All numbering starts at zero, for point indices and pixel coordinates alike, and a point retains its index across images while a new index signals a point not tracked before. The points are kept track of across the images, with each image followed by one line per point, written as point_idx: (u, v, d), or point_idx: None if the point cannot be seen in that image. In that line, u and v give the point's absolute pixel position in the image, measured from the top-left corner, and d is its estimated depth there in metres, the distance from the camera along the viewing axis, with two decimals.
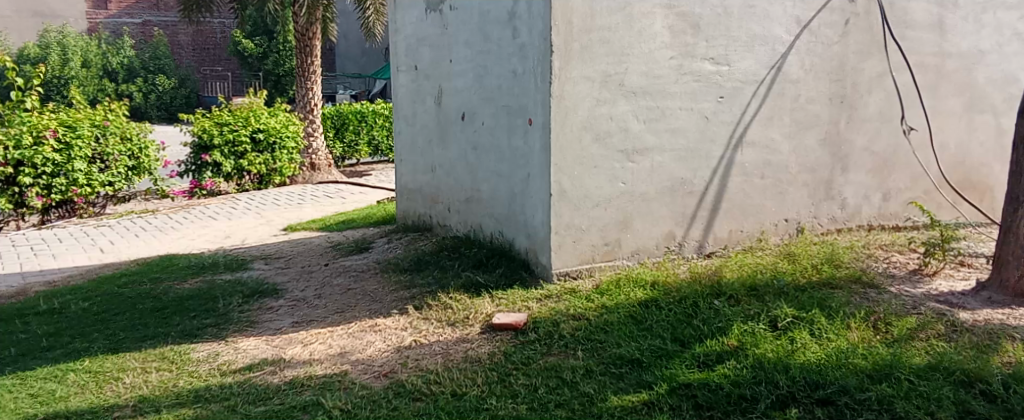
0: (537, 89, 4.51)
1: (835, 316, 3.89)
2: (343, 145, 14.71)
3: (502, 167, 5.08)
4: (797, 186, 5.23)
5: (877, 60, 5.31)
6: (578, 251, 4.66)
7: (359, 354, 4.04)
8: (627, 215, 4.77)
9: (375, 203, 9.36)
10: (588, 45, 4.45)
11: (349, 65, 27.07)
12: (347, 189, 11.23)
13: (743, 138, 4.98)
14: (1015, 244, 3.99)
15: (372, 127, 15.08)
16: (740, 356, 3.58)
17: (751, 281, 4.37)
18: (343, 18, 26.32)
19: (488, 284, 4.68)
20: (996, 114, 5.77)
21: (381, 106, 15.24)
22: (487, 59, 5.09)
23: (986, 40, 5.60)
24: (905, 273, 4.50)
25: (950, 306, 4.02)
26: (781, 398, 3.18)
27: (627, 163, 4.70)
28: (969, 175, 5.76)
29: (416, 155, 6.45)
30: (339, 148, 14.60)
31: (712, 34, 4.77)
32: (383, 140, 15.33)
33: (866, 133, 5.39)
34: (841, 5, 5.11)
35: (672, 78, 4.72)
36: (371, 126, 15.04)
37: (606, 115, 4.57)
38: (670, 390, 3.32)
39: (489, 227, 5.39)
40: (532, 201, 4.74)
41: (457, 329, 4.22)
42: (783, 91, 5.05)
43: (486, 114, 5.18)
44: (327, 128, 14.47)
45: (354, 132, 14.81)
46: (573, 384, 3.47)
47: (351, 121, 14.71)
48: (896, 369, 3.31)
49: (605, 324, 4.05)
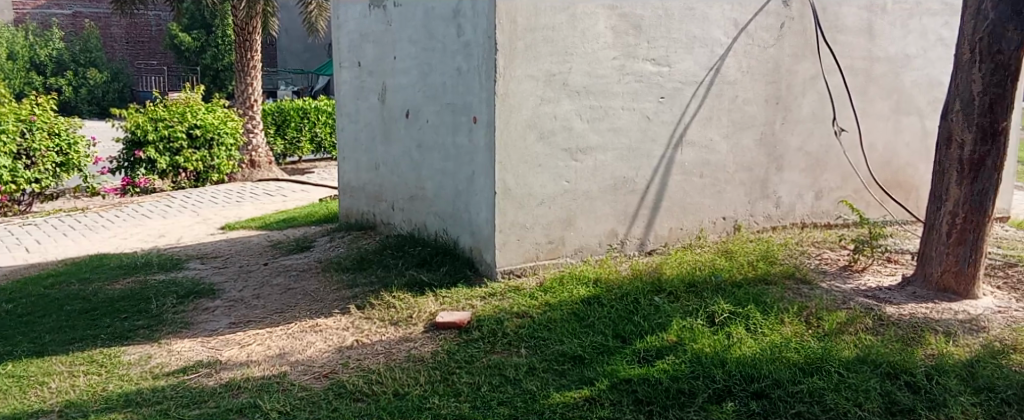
0: (482, 87, 4.50)
1: (770, 312, 4.00)
2: (284, 142, 14.42)
3: (446, 165, 5.06)
4: (734, 185, 5.36)
5: (810, 63, 5.49)
6: (523, 249, 4.68)
7: (298, 355, 3.95)
8: (571, 213, 4.81)
9: (317, 201, 9.21)
10: (532, 43, 4.46)
11: (287, 60, 26.23)
12: (289, 187, 11.02)
13: (683, 138, 5.08)
14: (937, 241, 4.17)
15: (315, 124, 14.84)
16: (679, 351, 3.64)
17: (690, 278, 4.46)
18: (283, 14, 25.35)
19: (431, 282, 4.65)
20: (922, 116, 6.01)
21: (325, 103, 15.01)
22: (432, 57, 5.06)
23: (912, 45, 5.84)
24: (836, 269, 4.66)
25: (878, 300, 4.17)
26: (718, 392, 3.26)
27: (571, 162, 4.73)
28: (896, 175, 6.00)
29: (360, 152, 6.36)
30: (280, 145, 14.31)
31: (653, 36, 4.85)
32: (326, 137, 15.08)
33: (799, 134, 5.56)
34: (776, 9, 5.26)
35: (614, 78, 4.78)
36: (314, 122, 14.81)
37: (550, 114, 4.59)
38: (611, 386, 3.35)
39: (433, 226, 5.36)
40: (477, 199, 4.73)
41: (401, 327, 4.18)
42: (721, 92, 5.17)
43: (431, 112, 5.15)
44: (269, 126, 14.19)
45: (296, 129, 14.54)
46: (516, 382, 3.47)
47: (293, 118, 14.46)
48: (826, 363, 3.43)
49: (549, 321, 4.07)
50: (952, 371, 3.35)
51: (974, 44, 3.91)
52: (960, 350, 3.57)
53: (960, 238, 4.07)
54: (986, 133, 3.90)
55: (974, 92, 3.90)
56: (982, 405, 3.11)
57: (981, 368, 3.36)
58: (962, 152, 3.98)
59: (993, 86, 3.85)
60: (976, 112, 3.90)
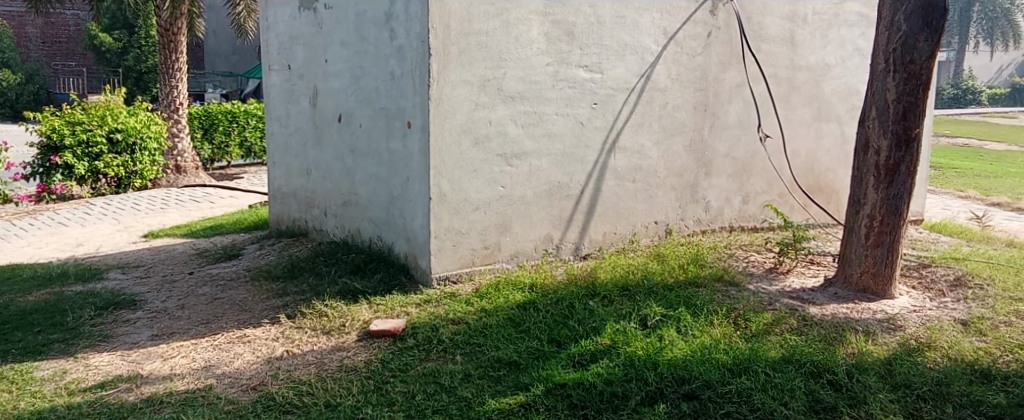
0: (416, 92, 4.45)
1: (699, 314, 4.08)
2: (212, 146, 13.99)
3: (380, 170, 4.99)
4: (665, 189, 5.46)
5: (736, 71, 5.65)
6: (458, 255, 4.65)
7: (225, 367, 3.82)
8: (506, 218, 4.80)
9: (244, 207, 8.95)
10: (465, 49, 4.44)
11: (216, 63, 25.46)
12: (215, 193, 10.68)
13: (616, 143, 5.16)
14: (857, 243, 4.34)
15: (244, 128, 14.45)
16: (613, 355, 3.67)
17: (624, 281, 4.52)
18: (212, 14, 24.62)
19: (365, 290, 4.57)
20: (841, 122, 6.25)
21: (253, 106, 14.61)
22: (364, 60, 4.98)
23: (831, 54, 6.07)
24: (762, 272, 4.79)
25: (802, 301, 4.31)
26: (651, 394, 3.29)
27: (506, 167, 4.73)
28: (819, 180, 6.23)
29: (290, 157, 6.22)
30: (208, 149, 13.87)
31: (585, 43, 4.91)
32: (255, 141, 14.71)
33: (727, 140, 5.71)
34: (703, 18, 5.41)
35: (548, 84, 4.81)
36: (243, 127, 14.43)
37: (484, 119, 4.58)
38: (546, 391, 3.35)
39: (367, 232, 5.28)
40: (411, 205, 4.68)
41: (333, 337, 4.08)
42: (652, 99, 5.27)
43: (364, 116, 5.07)
44: (196, 130, 13.73)
45: (225, 133, 14.12)
46: (451, 389, 3.43)
47: (221, 121, 14.01)
48: (753, 363, 3.51)
49: (484, 327, 4.05)
50: (871, 368, 3.48)
51: (888, 55, 4.08)
52: (879, 348, 3.71)
53: (877, 240, 4.25)
54: (901, 140, 4.08)
55: (889, 100, 4.07)
56: (899, 401, 3.23)
57: (898, 365, 3.50)
58: (879, 157, 4.15)
59: (906, 94, 4.03)
60: (891, 119, 4.07)
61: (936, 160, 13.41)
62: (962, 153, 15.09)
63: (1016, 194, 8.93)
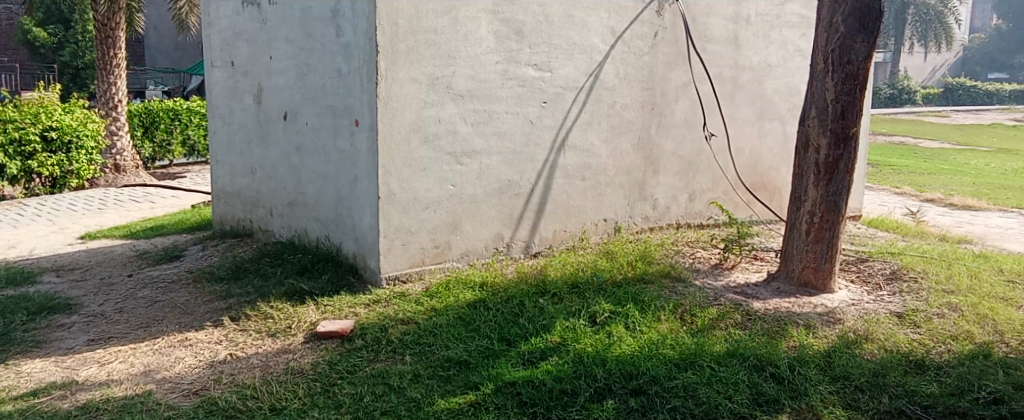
0: (363, 89, 4.39)
1: (647, 310, 4.13)
2: (152, 144, 13.62)
3: (327, 169, 4.91)
4: (613, 187, 5.51)
5: (683, 70, 5.74)
6: (408, 254, 4.61)
7: (165, 372, 3.71)
8: (456, 217, 4.78)
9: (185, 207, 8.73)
10: (413, 46, 4.40)
11: (158, 59, 24.76)
12: (156, 193, 10.37)
13: (565, 142, 5.18)
14: (798, 239, 4.45)
15: (186, 126, 14.13)
16: (562, 352, 3.69)
17: (573, 279, 4.55)
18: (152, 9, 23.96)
19: (312, 291, 4.49)
20: (783, 121, 6.40)
21: (196, 103, 14.26)
22: (310, 57, 4.90)
23: (774, 55, 6.21)
24: (708, 268, 4.88)
25: (746, 296, 4.40)
26: (599, 390, 3.32)
27: (455, 166, 4.71)
28: (764, 178, 6.38)
29: (234, 156, 6.09)
30: (149, 148, 13.49)
31: (535, 41, 4.92)
32: (198, 139, 14.39)
33: (674, 139, 5.79)
34: (650, 18, 5.48)
35: (498, 82, 4.80)
36: (185, 125, 14.12)
37: (433, 117, 4.55)
38: (496, 390, 3.34)
39: (314, 232, 5.19)
40: (359, 204, 4.61)
41: (279, 339, 4.01)
42: (601, 98, 5.32)
43: (310, 114, 4.99)
44: (135, 128, 13.23)
45: (166, 131, 13.74)
46: (400, 390, 3.39)
47: (163, 119, 13.65)
48: (699, 358, 3.57)
49: (434, 327, 4.02)
50: (811, 361, 3.57)
51: (827, 55, 4.19)
52: (819, 341, 3.81)
53: (818, 236, 4.37)
54: (839, 138, 4.19)
55: (828, 99, 4.18)
56: (838, 393, 3.32)
57: (837, 357, 3.60)
58: (818, 155, 4.26)
59: (843, 94, 4.14)
60: (830, 117, 4.18)
61: (874, 158, 13.89)
62: (897, 152, 15.60)
63: (948, 190, 9.32)
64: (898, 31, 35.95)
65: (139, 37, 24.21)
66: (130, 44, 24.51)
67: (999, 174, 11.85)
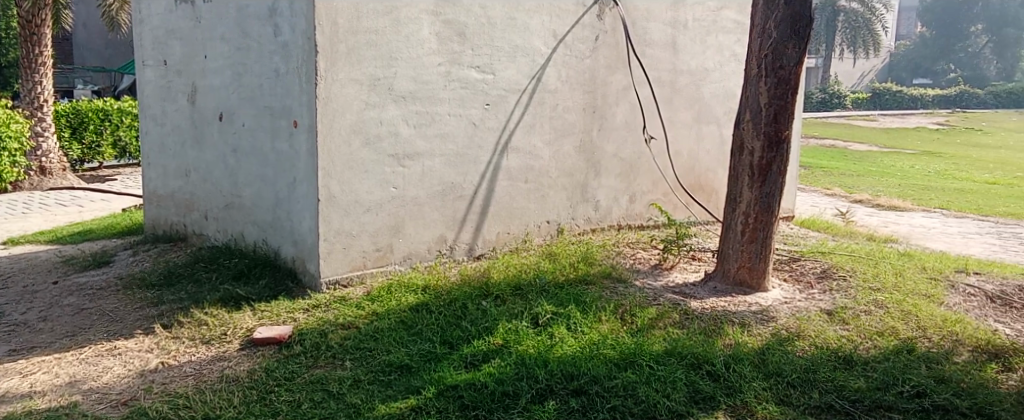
0: (302, 90, 4.31)
1: (588, 311, 4.17)
2: (81, 146, 13.14)
3: (264, 172, 4.81)
4: (555, 189, 5.55)
5: (623, 74, 5.83)
6: (349, 257, 4.55)
7: (92, 382, 3.56)
8: (398, 220, 4.74)
9: (115, 212, 8.43)
10: (354, 47, 4.34)
11: (87, 57, 23.88)
12: (85, 197, 9.98)
13: (508, 144, 5.21)
14: (734, 239, 4.56)
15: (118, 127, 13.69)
16: (504, 354, 3.69)
17: (516, 281, 4.57)
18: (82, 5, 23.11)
19: (249, 296, 4.39)
20: (720, 125, 6.55)
21: (128, 103, 13.83)
22: (247, 57, 4.79)
23: (710, 60, 6.35)
24: (648, 268, 4.96)
25: (684, 296, 4.49)
26: (541, 392, 3.33)
27: (397, 168, 4.67)
28: (703, 180, 6.52)
29: (167, 157, 5.91)
30: (77, 149, 13.01)
31: (477, 43, 4.92)
32: (130, 140, 13.94)
33: (615, 141, 5.88)
34: (591, 22, 5.55)
35: (440, 84, 4.78)
36: (117, 126, 13.66)
37: (375, 119, 4.50)
38: (437, 393, 3.32)
39: (251, 235, 5.08)
40: (298, 207, 4.53)
41: (213, 346, 3.90)
42: (543, 101, 5.37)
43: (246, 115, 4.88)
44: (62, 128, 12.78)
45: (96, 132, 13.28)
46: (339, 396, 3.33)
47: (92, 119, 13.15)
48: (638, 357, 3.62)
49: (375, 331, 3.97)
50: (746, 359, 3.66)
51: (761, 60, 4.31)
52: (753, 339, 3.91)
53: (753, 236, 4.48)
54: (772, 141, 4.31)
55: (762, 103, 4.29)
56: (771, 389, 3.41)
57: (770, 354, 3.70)
58: (753, 158, 4.37)
59: (776, 98, 4.26)
60: (764, 121, 4.29)
61: (805, 160, 14.39)
62: (829, 154, 16.13)
63: (874, 191, 9.72)
64: (835, 37, 37.25)
65: (68, 34, 23.28)
66: (58, 42, 23.53)
67: (920, 175, 12.43)
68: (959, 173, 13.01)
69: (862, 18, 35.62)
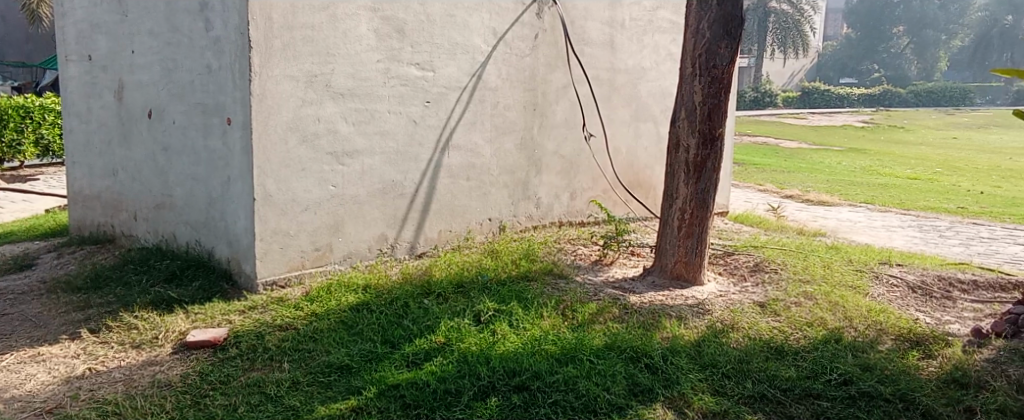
0: (235, 87, 4.20)
1: (530, 307, 4.20)
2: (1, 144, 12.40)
3: (196, 170, 4.67)
4: (497, 187, 5.58)
5: (562, 72, 5.89)
6: (286, 257, 4.46)
7: (13, 391, 3.39)
8: (337, 219, 4.69)
9: (36, 213, 8.05)
10: (290, 43, 4.26)
11: (7, 52, 22.75)
12: (3, 198, 9.50)
13: (449, 142, 5.20)
14: (670, 234, 4.67)
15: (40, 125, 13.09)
16: (446, 352, 3.68)
17: (458, 278, 4.56)
18: None
19: (181, 298, 4.27)
20: (657, 122, 6.69)
21: (51, 100, 13.28)
22: (177, 52, 4.65)
23: (647, 59, 6.48)
24: (588, 264, 5.04)
25: (623, 291, 4.57)
26: (483, 389, 3.34)
27: (336, 166, 4.61)
28: (642, 177, 6.65)
29: (93, 156, 5.68)
30: None
31: (416, 40, 4.89)
32: (54, 139, 13.35)
33: (555, 139, 5.93)
34: (530, 20, 5.58)
35: (379, 81, 4.74)
36: (39, 123, 13.07)
37: (312, 116, 4.43)
38: (378, 393, 3.29)
39: (184, 236, 4.94)
40: (233, 206, 4.42)
41: (143, 351, 3.77)
42: (483, 98, 5.38)
43: (177, 112, 4.74)
44: None
45: (16, 130, 12.60)
46: (277, 399, 3.27)
47: (11, 117, 12.55)
48: (579, 352, 3.67)
49: (314, 332, 3.91)
50: (683, 351, 3.75)
51: (695, 59, 4.41)
52: (690, 332, 4.00)
53: (689, 231, 4.60)
54: (706, 138, 4.43)
55: (696, 101, 4.40)
56: (706, 380, 3.49)
57: (706, 346, 3.80)
58: (688, 155, 4.48)
59: (710, 96, 4.37)
60: (698, 119, 4.40)
61: (740, 156, 14.84)
62: (763, 151, 16.65)
63: (803, 187, 10.11)
64: (771, 38, 38.43)
65: None
66: None
67: (846, 171, 12.98)
68: (882, 169, 13.64)
69: (792, 19, 36.55)
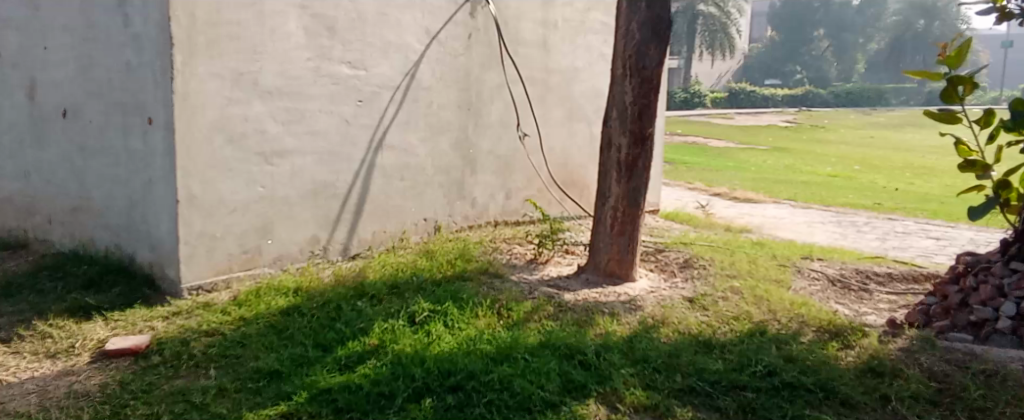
0: (156, 86, 4.05)
1: (465, 307, 4.19)
2: None
3: (116, 172, 4.49)
4: (432, 187, 5.56)
5: (497, 72, 5.91)
6: (213, 261, 4.33)
7: None
8: (266, 220, 4.58)
9: None
10: (214, 40, 4.13)
11: None
12: None
13: (382, 141, 5.15)
14: (604, 233, 4.74)
15: None
16: (380, 354, 3.64)
17: (393, 280, 4.52)
18: None
19: (100, 305, 4.09)
20: (590, 122, 6.79)
21: None
22: (93, 49, 4.45)
23: (580, 59, 6.57)
24: (524, 263, 5.08)
25: (558, 289, 4.61)
26: (417, 390, 3.31)
27: (264, 166, 4.51)
28: (576, 177, 6.73)
29: (4, 158, 5.39)
30: None
31: (347, 39, 4.83)
32: None
33: (490, 138, 5.95)
34: (463, 19, 5.57)
35: (309, 80, 4.66)
36: None
37: (239, 115, 4.32)
38: (309, 398, 3.22)
39: (102, 240, 4.74)
40: (155, 209, 4.26)
41: (59, 361, 3.59)
42: (417, 97, 5.34)
43: (94, 111, 4.54)
44: None
45: None
46: (203, 407, 3.15)
47: None
48: (514, 350, 3.68)
49: (242, 337, 3.80)
50: (615, 347, 3.80)
51: (625, 60, 4.48)
52: (622, 328, 4.07)
53: (621, 229, 4.68)
54: (637, 138, 4.52)
55: (627, 102, 4.47)
56: (638, 375, 3.55)
57: (637, 342, 3.87)
58: (620, 154, 4.56)
59: (640, 97, 4.45)
60: (629, 119, 4.48)
61: (672, 156, 15.17)
62: (696, 150, 17.09)
63: (731, 184, 10.42)
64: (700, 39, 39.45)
65: None
66: None
67: (772, 169, 13.46)
68: (805, 167, 14.18)
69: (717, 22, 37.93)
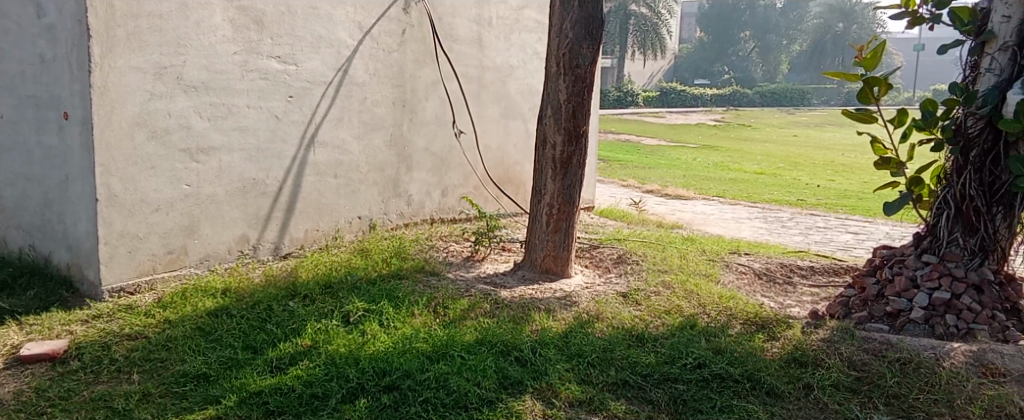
0: (72, 79, 3.86)
1: (401, 305, 4.15)
2: None
3: (30, 170, 4.26)
4: (366, 184, 5.49)
5: (432, 69, 5.87)
6: (135, 261, 4.15)
7: None
8: (192, 220, 4.42)
9: None
10: (135, 32, 3.96)
11: None
12: None
13: (314, 138, 5.06)
14: (540, 230, 4.78)
15: None
16: (313, 355, 3.56)
17: (326, 279, 4.42)
18: None
19: (13, 308, 3.86)
20: (526, 120, 6.82)
21: None
22: (5, 40, 4.20)
23: (514, 57, 6.59)
24: (460, 261, 5.07)
25: (494, 286, 4.62)
26: (352, 390, 3.25)
27: (189, 163, 4.35)
28: (512, 175, 6.77)
29: None
30: None
31: (275, 32, 4.72)
32: None
33: (426, 135, 5.91)
34: (397, 15, 5.52)
35: (236, 74, 4.53)
36: None
37: (162, 110, 4.15)
38: (239, 402, 3.13)
39: (16, 241, 4.49)
40: (72, 208, 4.06)
41: None
42: (350, 94, 5.26)
43: (6, 106, 4.29)
44: None
45: None
46: (125, 413, 3.02)
47: None
48: (450, 349, 3.66)
49: (167, 340, 3.65)
50: (552, 343, 3.83)
51: (559, 59, 4.51)
52: (558, 324, 4.11)
53: (556, 226, 4.73)
54: (572, 136, 4.58)
55: (561, 100, 4.52)
56: (573, 369, 3.58)
57: (572, 338, 3.91)
58: (555, 152, 4.61)
59: (575, 95, 4.51)
60: (563, 117, 4.53)
61: (607, 154, 15.40)
62: (630, 148, 17.41)
63: (662, 182, 10.66)
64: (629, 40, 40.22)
65: None
66: None
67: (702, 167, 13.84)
68: (733, 164, 14.65)
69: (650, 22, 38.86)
